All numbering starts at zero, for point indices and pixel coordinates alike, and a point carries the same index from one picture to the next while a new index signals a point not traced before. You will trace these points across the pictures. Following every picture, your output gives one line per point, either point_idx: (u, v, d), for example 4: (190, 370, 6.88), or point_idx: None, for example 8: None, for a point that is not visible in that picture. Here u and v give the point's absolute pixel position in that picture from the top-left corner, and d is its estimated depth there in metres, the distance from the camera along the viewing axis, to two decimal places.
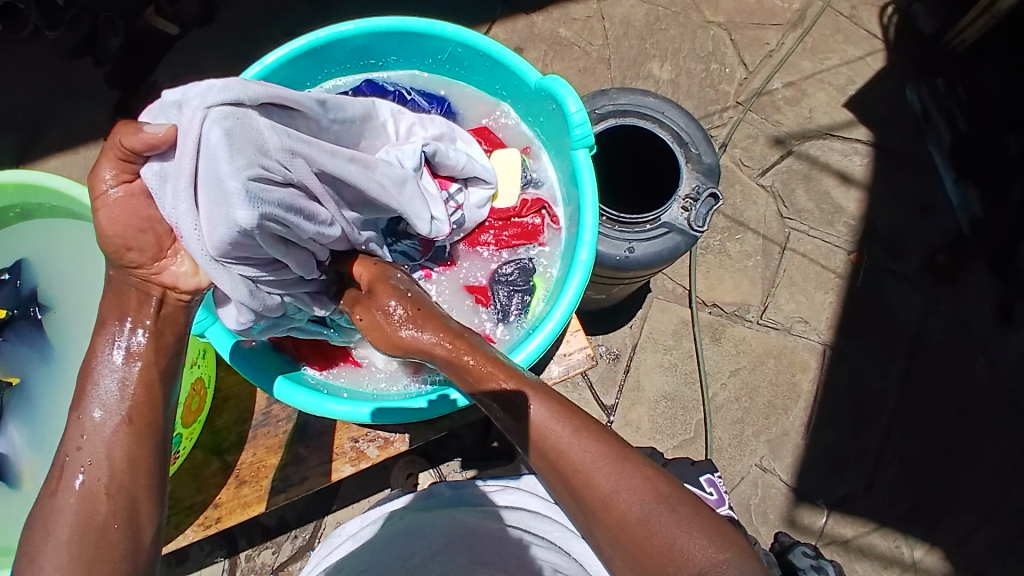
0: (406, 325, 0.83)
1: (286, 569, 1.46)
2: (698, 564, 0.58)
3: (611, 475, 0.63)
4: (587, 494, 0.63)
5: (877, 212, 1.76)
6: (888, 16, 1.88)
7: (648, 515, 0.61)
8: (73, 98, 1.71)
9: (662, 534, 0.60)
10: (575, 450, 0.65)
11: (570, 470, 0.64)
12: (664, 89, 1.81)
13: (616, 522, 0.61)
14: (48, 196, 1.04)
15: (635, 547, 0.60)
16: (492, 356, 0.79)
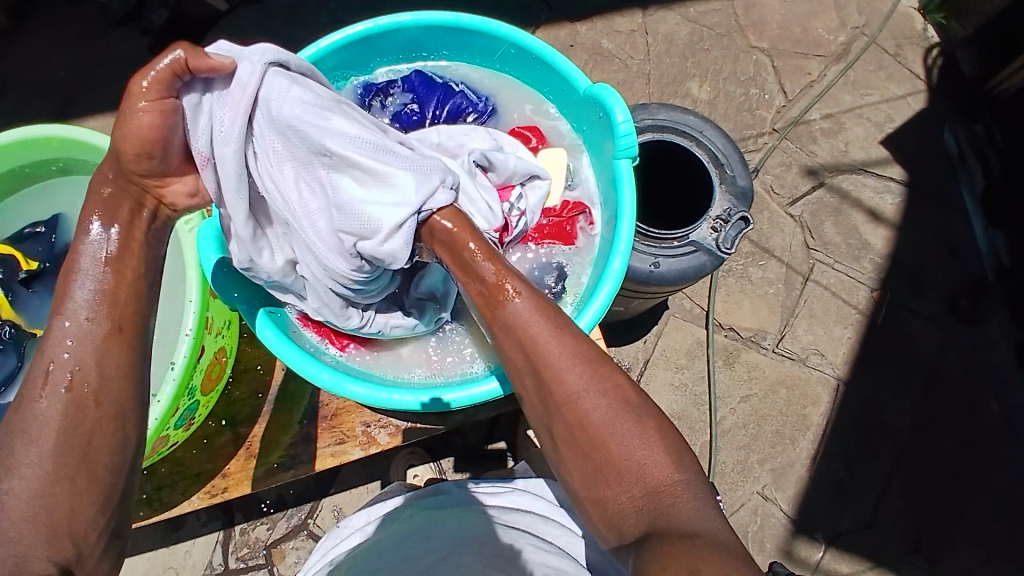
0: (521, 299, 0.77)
1: (279, 547, 1.46)
2: (651, 480, 0.66)
3: (586, 388, 0.70)
4: (563, 408, 0.70)
5: (904, 251, 1.75)
6: (934, 57, 1.87)
7: (619, 428, 0.68)
8: (118, 63, 1.74)
9: (623, 445, 0.67)
10: (555, 368, 0.71)
11: (551, 385, 0.71)
12: (702, 109, 1.81)
13: (585, 432, 0.69)
14: (93, 154, 1.06)
15: (597, 455, 0.68)
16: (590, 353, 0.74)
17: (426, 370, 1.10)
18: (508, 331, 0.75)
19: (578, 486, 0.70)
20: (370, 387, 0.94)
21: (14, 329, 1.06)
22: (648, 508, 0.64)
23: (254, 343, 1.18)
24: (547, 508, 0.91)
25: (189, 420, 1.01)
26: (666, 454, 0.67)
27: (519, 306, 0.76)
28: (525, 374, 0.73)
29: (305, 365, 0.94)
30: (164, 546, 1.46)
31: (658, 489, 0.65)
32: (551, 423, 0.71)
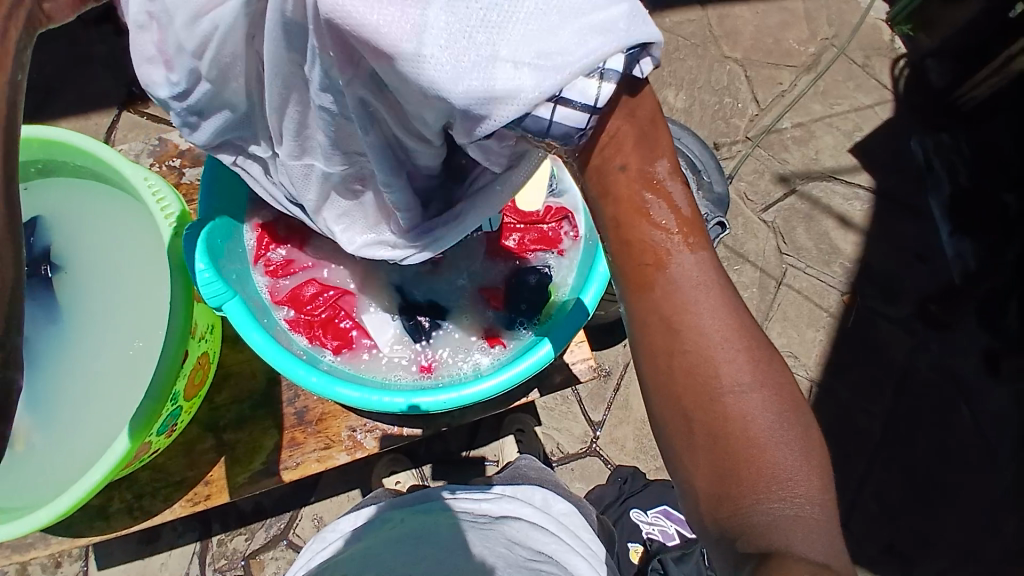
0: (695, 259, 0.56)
1: (259, 556, 1.45)
2: (782, 485, 0.50)
3: (751, 373, 0.53)
4: (707, 378, 0.53)
5: (873, 257, 1.80)
6: (900, 68, 1.94)
7: (774, 429, 0.51)
8: (91, 66, 1.71)
9: (771, 451, 0.50)
10: (717, 336, 0.54)
11: (707, 351, 0.53)
12: (678, 117, 1.84)
13: (722, 417, 0.52)
14: (75, 155, 1.04)
15: (732, 449, 0.51)
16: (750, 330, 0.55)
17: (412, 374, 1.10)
18: (667, 263, 0.56)
19: (689, 470, 0.53)
20: (362, 392, 0.94)
21: None
22: (768, 531, 0.48)
23: (236, 347, 1.15)
24: (541, 516, 0.93)
25: (171, 426, 1.00)
26: (819, 480, 0.50)
27: (691, 261, 0.56)
28: (677, 315, 0.55)
29: (295, 369, 0.94)
30: (139, 558, 1.43)
31: (788, 500, 0.49)
32: (679, 385, 0.54)
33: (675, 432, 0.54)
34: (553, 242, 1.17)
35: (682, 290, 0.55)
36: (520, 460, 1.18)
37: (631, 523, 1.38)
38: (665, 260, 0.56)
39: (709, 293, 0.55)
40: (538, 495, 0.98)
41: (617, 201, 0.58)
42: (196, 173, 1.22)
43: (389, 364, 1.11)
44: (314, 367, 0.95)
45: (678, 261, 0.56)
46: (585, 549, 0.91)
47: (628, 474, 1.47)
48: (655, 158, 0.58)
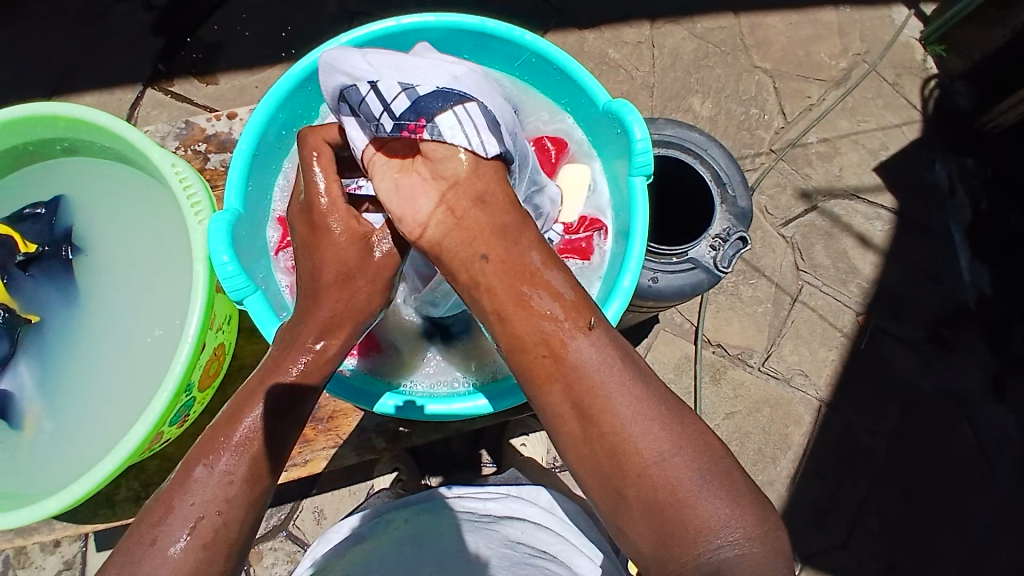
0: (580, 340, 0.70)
1: (256, 542, 1.45)
2: (703, 523, 0.62)
3: (668, 442, 0.65)
4: (642, 455, 0.65)
5: (891, 278, 1.78)
6: (930, 88, 1.90)
7: (701, 486, 0.64)
8: (114, 40, 1.70)
9: (703, 505, 0.63)
10: (634, 414, 0.66)
11: (633, 432, 0.66)
12: (702, 125, 1.82)
13: (661, 484, 0.64)
14: (101, 137, 1.02)
15: (671, 518, 0.63)
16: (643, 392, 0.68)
17: (428, 379, 1.09)
18: (580, 361, 0.69)
19: (642, 540, 0.65)
20: (376, 394, 0.94)
21: (8, 315, 1.03)
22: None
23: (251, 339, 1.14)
24: (546, 517, 0.88)
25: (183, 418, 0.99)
26: (745, 519, 0.63)
27: (586, 344, 0.70)
28: (598, 404, 0.67)
29: None
30: None
31: (714, 533, 0.62)
32: (620, 463, 0.66)
33: (624, 507, 0.66)
34: (581, 250, 1.14)
35: (594, 380, 0.68)
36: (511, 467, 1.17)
37: None
38: (565, 347, 0.70)
39: (619, 382, 0.68)
40: (545, 495, 0.91)
41: (499, 296, 0.73)
42: (221, 159, 1.21)
43: (405, 368, 1.09)
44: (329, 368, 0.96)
45: (566, 345, 0.70)
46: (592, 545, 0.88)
47: None
48: (525, 252, 0.74)
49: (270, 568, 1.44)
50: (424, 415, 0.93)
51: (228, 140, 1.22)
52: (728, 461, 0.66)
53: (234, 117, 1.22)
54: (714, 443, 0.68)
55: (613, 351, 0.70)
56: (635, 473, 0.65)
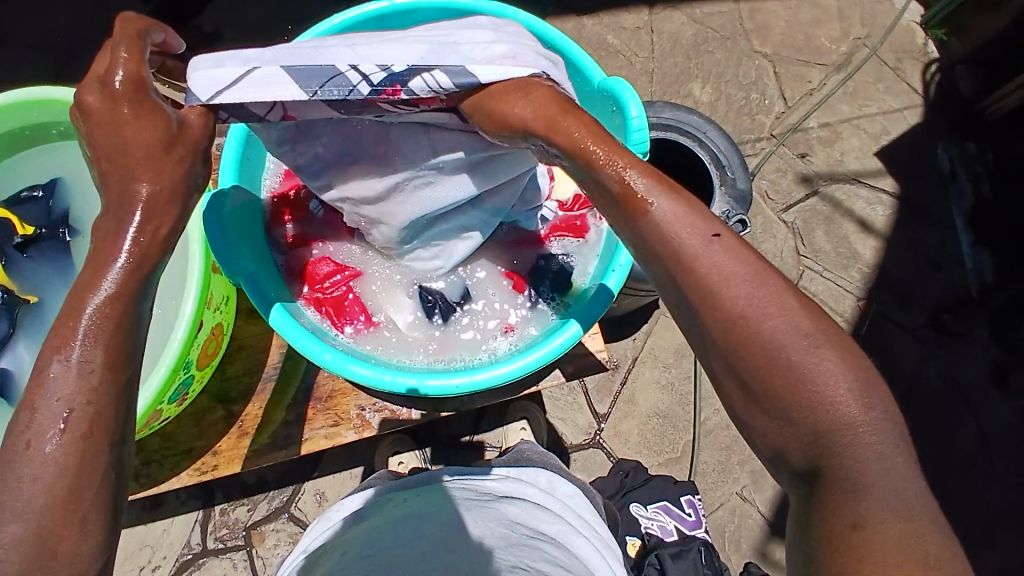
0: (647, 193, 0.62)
1: (260, 527, 1.46)
2: (824, 396, 0.56)
3: (773, 304, 0.58)
4: (754, 336, 0.57)
5: (891, 263, 1.77)
6: (931, 72, 1.89)
7: (823, 375, 0.56)
8: (111, 27, 1.69)
9: (824, 391, 0.56)
10: (747, 292, 0.58)
11: (747, 313, 0.58)
12: (702, 110, 1.81)
13: (778, 365, 0.57)
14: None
15: (787, 399, 0.57)
16: (728, 244, 0.59)
17: (429, 355, 1.07)
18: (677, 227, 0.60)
19: (750, 418, 0.60)
20: (376, 370, 0.93)
21: (6, 295, 1.03)
22: (827, 467, 0.56)
23: (250, 320, 1.13)
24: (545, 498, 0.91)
25: (183, 395, 0.99)
26: (871, 406, 0.56)
27: (660, 205, 0.61)
28: (703, 277, 0.59)
29: (309, 345, 0.93)
30: (142, 524, 1.44)
31: (836, 406, 0.56)
32: (723, 345, 0.59)
33: (730, 380, 0.60)
34: (579, 229, 1.15)
35: (696, 251, 0.60)
36: (521, 444, 1.17)
37: (630, 516, 1.37)
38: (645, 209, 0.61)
39: (723, 256, 0.59)
40: (543, 476, 0.98)
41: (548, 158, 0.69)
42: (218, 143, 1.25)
43: (403, 344, 1.08)
44: (327, 344, 0.94)
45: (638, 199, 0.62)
46: (587, 528, 0.89)
47: (631, 468, 1.47)
48: (565, 124, 0.68)
49: (273, 549, 1.45)
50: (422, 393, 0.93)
51: None
52: (851, 354, 0.58)
53: None
54: (833, 324, 0.59)
55: (712, 222, 0.61)
56: (744, 354, 0.58)
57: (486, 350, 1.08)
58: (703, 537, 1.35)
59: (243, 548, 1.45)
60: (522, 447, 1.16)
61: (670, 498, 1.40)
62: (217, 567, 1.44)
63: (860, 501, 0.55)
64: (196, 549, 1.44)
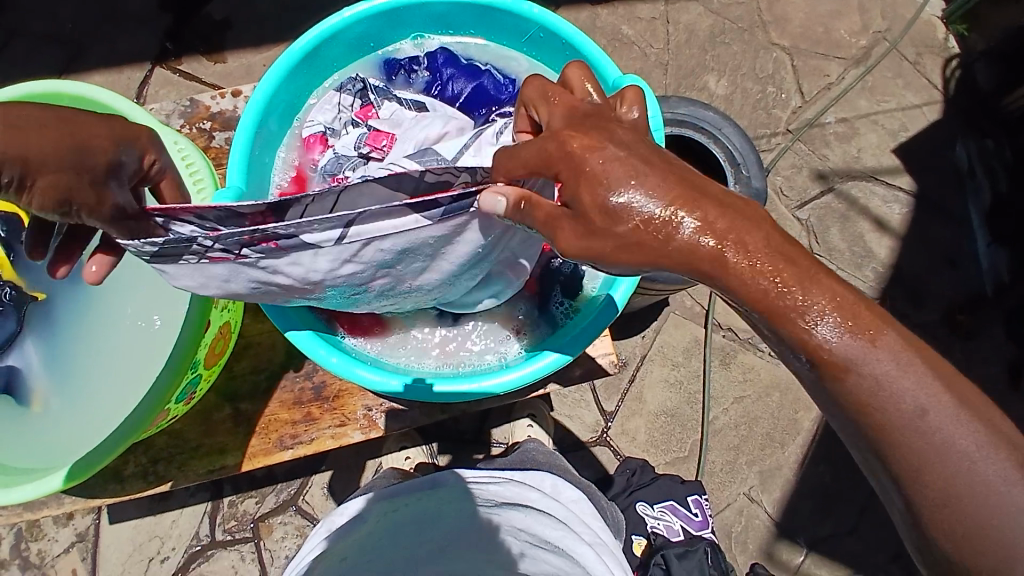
0: (837, 335, 0.51)
1: (268, 519, 1.46)
2: None
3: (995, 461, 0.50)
4: (900, 432, 0.51)
5: (907, 262, 1.74)
6: (952, 68, 1.85)
7: (993, 475, 0.50)
8: (121, 14, 1.67)
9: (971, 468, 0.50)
10: (882, 372, 0.51)
11: (895, 398, 0.51)
12: (717, 104, 1.78)
13: (921, 451, 0.51)
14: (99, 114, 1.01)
15: (938, 486, 0.51)
16: (920, 397, 0.51)
17: (443, 361, 1.06)
18: (814, 308, 0.52)
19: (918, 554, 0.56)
20: (384, 376, 0.93)
21: (15, 291, 1.04)
22: None
23: (260, 319, 1.14)
24: (552, 504, 0.88)
25: (189, 395, 0.98)
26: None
27: (835, 334, 0.52)
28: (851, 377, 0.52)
29: (317, 349, 0.92)
30: (151, 515, 1.45)
31: None
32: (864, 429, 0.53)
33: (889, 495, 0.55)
34: None
35: (852, 356, 0.51)
36: (526, 444, 1.16)
37: (637, 516, 1.37)
38: (778, 296, 0.52)
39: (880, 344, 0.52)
40: None
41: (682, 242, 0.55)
42: (226, 138, 1.19)
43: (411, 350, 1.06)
44: (334, 348, 0.94)
45: (820, 334, 0.52)
46: (591, 536, 0.88)
47: (638, 467, 1.46)
48: (742, 234, 0.54)
49: (280, 542, 1.46)
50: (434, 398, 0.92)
51: (233, 118, 1.20)
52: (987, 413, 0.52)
53: (239, 94, 1.20)
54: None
55: (860, 306, 0.52)
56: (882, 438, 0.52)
57: (494, 356, 1.07)
58: (710, 537, 1.35)
59: (251, 540, 1.46)
60: (526, 446, 1.15)
61: (676, 498, 1.39)
62: (225, 559, 1.45)
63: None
64: (205, 541, 1.45)
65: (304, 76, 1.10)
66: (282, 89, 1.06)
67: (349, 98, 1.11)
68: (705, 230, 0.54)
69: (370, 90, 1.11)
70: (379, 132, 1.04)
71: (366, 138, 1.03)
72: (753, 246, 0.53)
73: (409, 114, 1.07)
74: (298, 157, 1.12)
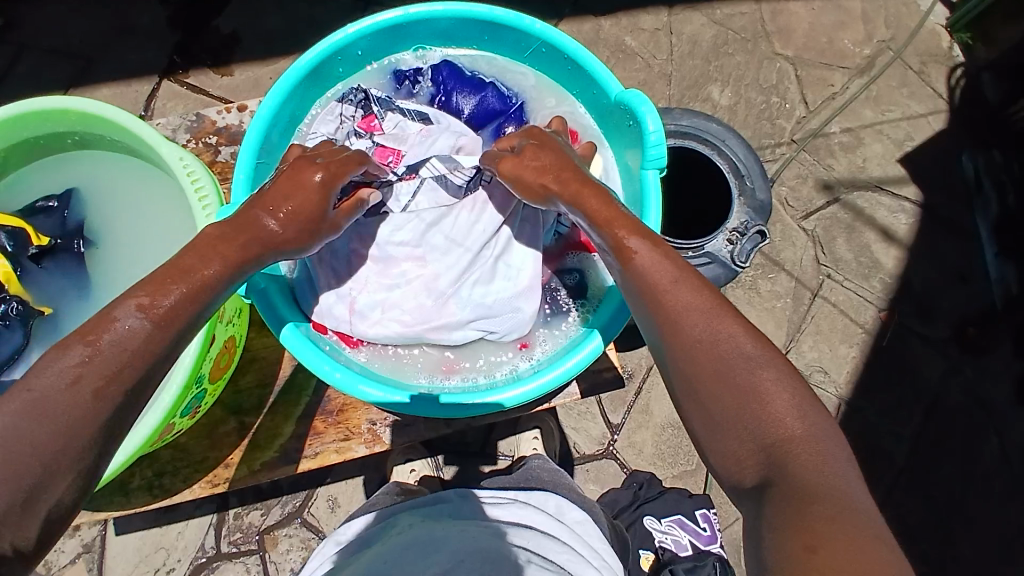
0: (639, 246, 0.72)
1: (273, 531, 1.46)
2: (784, 472, 0.55)
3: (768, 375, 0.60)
4: (695, 340, 0.63)
5: (914, 272, 1.73)
6: (957, 77, 1.84)
7: (763, 384, 0.59)
8: (129, 28, 1.69)
9: (766, 398, 0.58)
10: (701, 316, 0.64)
11: (709, 338, 0.62)
12: (721, 115, 1.78)
13: (726, 381, 0.60)
14: (105, 129, 1.02)
15: (743, 413, 0.58)
16: (703, 304, 0.65)
17: (458, 377, 1.05)
18: (662, 277, 0.68)
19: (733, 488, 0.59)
20: (387, 391, 0.92)
21: (22, 306, 1.01)
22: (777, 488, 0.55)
23: (264, 333, 1.14)
24: (555, 526, 0.90)
25: (195, 408, 0.98)
26: (815, 424, 0.58)
27: (647, 252, 0.71)
28: (677, 326, 0.64)
29: (320, 364, 0.92)
30: (157, 525, 1.45)
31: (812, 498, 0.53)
32: (683, 366, 0.63)
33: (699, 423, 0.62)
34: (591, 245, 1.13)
35: (687, 308, 0.65)
36: (531, 462, 1.15)
37: (643, 530, 1.35)
38: (634, 259, 0.71)
39: (703, 303, 0.65)
40: (552, 502, 0.97)
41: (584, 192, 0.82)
42: (232, 152, 1.20)
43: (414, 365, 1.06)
44: (337, 363, 0.94)
45: (630, 245, 0.72)
46: (597, 559, 0.88)
47: (644, 480, 1.44)
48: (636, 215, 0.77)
49: (286, 554, 1.45)
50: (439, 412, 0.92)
51: (239, 133, 1.21)
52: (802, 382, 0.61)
53: (245, 109, 1.21)
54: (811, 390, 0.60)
55: (692, 278, 0.68)
56: (695, 373, 0.62)
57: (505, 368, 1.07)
58: (718, 552, 1.34)
59: (256, 553, 1.45)
60: (529, 464, 1.14)
61: (684, 512, 1.38)
62: (231, 571, 1.44)
63: (819, 507, 0.52)
64: (210, 553, 1.45)
65: (307, 91, 1.11)
66: (285, 104, 1.07)
67: (351, 109, 1.12)
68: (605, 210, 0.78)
69: (372, 101, 1.12)
70: (385, 148, 1.07)
71: (373, 152, 1.06)
72: (638, 233, 0.73)
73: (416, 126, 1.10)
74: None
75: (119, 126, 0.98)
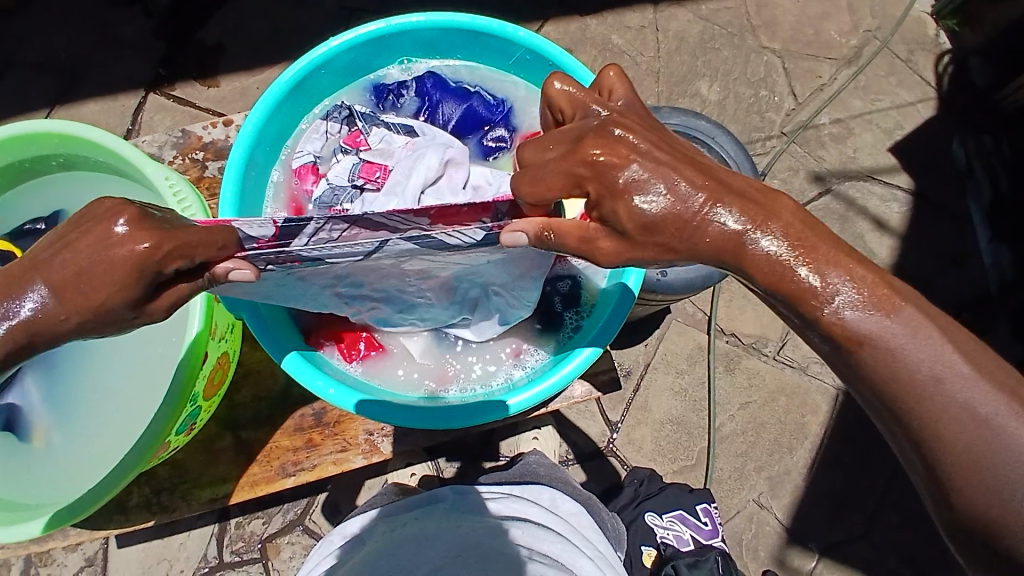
0: (853, 314, 0.58)
1: (276, 539, 1.46)
2: None
3: None
4: (977, 451, 0.56)
5: (908, 260, 1.73)
6: (944, 65, 1.85)
7: None
8: (115, 43, 1.69)
9: None
10: (976, 422, 0.56)
11: (992, 447, 0.56)
12: (710, 110, 1.78)
13: (995, 496, 0.56)
14: (89, 150, 1.01)
15: (997, 538, 0.57)
16: (983, 415, 0.56)
17: (458, 387, 1.06)
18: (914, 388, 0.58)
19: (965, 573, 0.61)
20: (386, 409, 0.93)
21: None
22: None
23: (256, 347, 1.14)
24: (548, 518, 0.90)
25: (190, 425, 0.98)
26: None
27: (903, 325, 0.58)
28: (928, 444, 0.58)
29: (313, 381, 0.93)
30: (159, 537, 1.44)
31: None
32: (942, 477, 0.58)
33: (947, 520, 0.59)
34: None
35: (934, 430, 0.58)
36: (528, 457, 1.14)
37: (645, 526, 1.35)
38: (865, 352, 0.58)
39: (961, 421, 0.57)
40: (546, 494, 0.97)
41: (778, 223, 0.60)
42: (218, 167, 1.19)
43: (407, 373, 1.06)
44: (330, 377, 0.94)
45: (840, 313, 0.58)
46: (591, 548, 0.87)
47: (646, 476, 1.45)
48: (851, 264, 0.59)
49: (289, 562, 1.45)
50: (450, 422, 0.92)
51: (226, 147, 1.20)
52: None
53: (230, 123, 1.21)
54: None
55: (960, 361, 0.57)
56: (962, 496, 0.57)
57: (501, 376, 1.07)
58: (721, 545, 1.34)
59: (259, 561, 1.45)
60: (527, 460, 1.14)
61: (685, 507, 1.37)
62: None
63: None
64: (212, 563, 1.44)
65: (292, 107, 1.11)
66: (270, 121, 1.07)
67: (336, 126, 1.12)
68: (792, 250, 0.59)
69: (357, 117, 1.12)
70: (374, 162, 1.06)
71: (360, 169, 1.05)
72: (864, 297, 0.58)
73: (400, 140, 1.09)
74: (286, 188, 1.12)
75: (102, 145, 0.97)
